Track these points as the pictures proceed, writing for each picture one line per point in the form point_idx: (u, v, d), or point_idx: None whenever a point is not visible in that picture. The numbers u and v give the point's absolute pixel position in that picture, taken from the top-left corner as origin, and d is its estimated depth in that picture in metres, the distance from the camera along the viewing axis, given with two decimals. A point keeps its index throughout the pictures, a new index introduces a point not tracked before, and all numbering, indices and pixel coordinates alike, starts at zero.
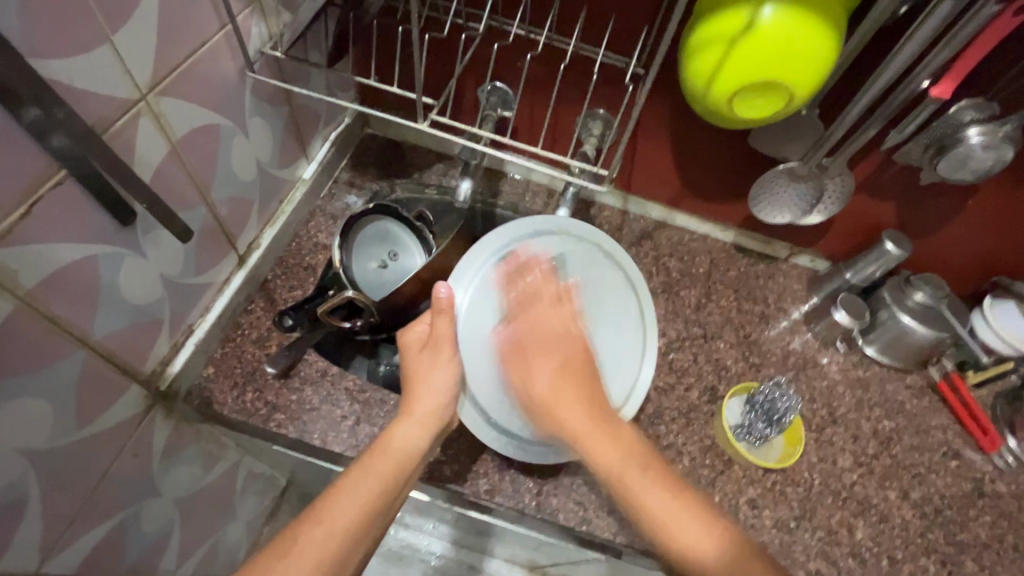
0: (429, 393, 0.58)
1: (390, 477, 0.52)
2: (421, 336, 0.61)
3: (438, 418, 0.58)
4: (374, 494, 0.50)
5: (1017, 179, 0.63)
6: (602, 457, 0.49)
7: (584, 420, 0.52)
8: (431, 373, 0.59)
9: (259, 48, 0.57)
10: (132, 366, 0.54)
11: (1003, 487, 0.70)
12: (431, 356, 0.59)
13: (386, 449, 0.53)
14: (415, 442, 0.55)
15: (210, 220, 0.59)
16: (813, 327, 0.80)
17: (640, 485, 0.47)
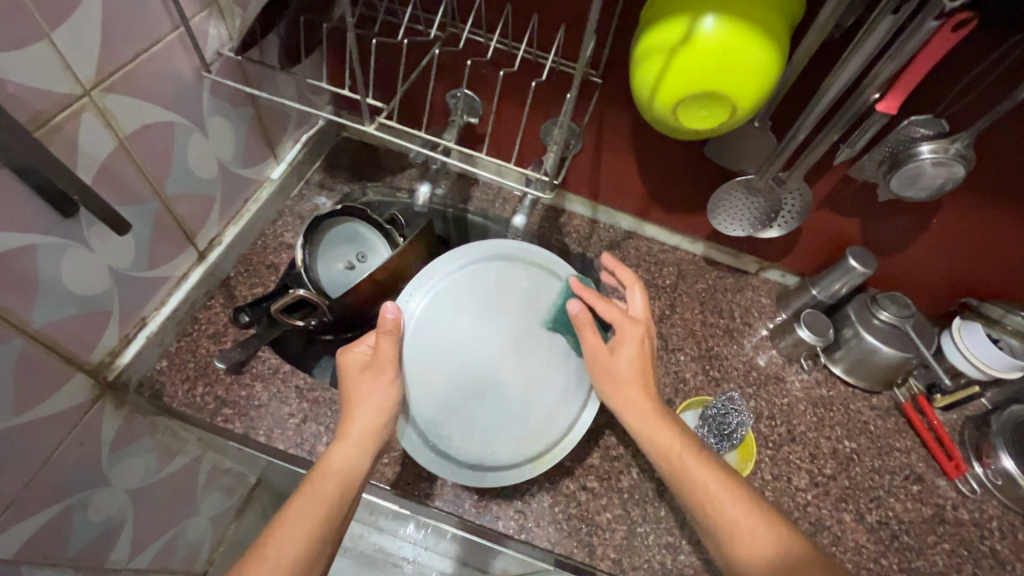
0: (366, 413, 0.53)
1: (328, 503, 0.49)
2: (360, 352, 0.56)
3: (378, 436, 0.54)
4: (316, 521, 0.48)
5: (977, 199, 0.61)
6: (718, 504, 0.49)
7: (696, 462, 0.52)
8: (368, 392, 0.54)
9: (217, 49, 0.58)
10: (76, 356, 0.55)
11: (965, 514, 0.68)
12: (369, 371, 0.55)
13: (324, 471, 0.50)
14: (353, 460, 0.52)
15: (164, 216, 0.60)
16: (778, 343, 0.78)
17: (742, 524, 0.48)
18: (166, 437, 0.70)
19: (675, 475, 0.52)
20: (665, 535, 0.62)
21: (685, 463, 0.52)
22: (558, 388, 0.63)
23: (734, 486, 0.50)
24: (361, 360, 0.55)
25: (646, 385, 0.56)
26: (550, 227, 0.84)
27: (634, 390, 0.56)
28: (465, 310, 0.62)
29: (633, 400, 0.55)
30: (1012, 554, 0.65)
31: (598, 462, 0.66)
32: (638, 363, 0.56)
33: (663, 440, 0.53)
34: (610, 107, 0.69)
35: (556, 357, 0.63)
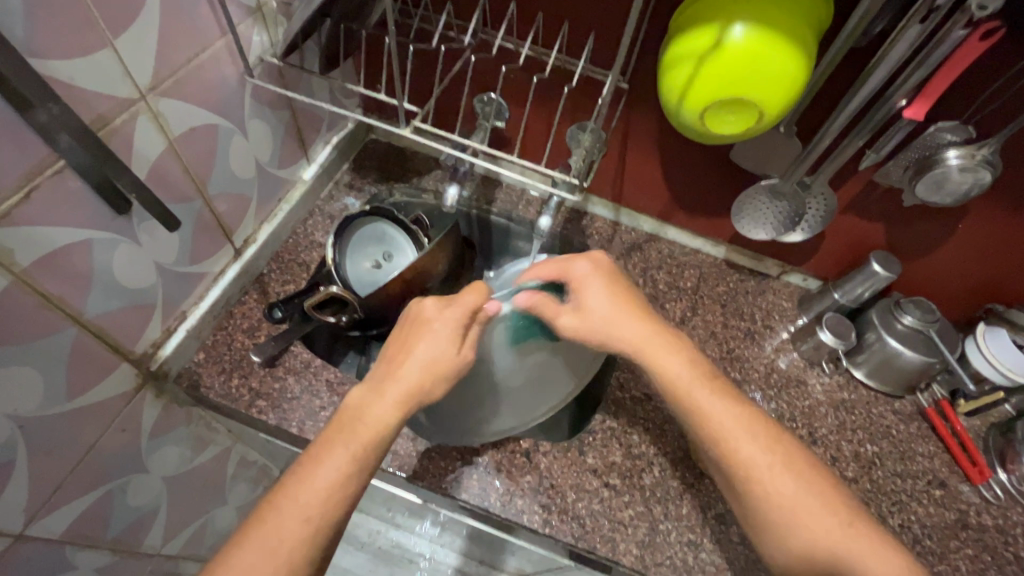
0: (421, 371, 0.51)
1: (360, 465, 0.47)
2: (457, 323, 0.54)
3: (424, 395, 0.51)
4: (349, 473, 0.46)
5: (1003, 205, 0.61)
6: (771, 479, 0.51)
7: (747, 436, 0.52)
8: (436, 360, 0.52)
9: (259, 55, 0.61)
10: (123, 345, 0.58)
11: (989, 520, 0.67)
12: (452, 350, 0.53)
13: (364, 431, 0.48)
14: (393, 427, 0.49)
15: (206, 213, 0.63)
16: (799, 346, 0.78)
17: (807, 513, 0.49)
18: (200, 427, 0.72)
19: (726, 462, 0.52)
20: (686, 533, 0.63)
21: (734, 443, 0.52)
22: (542, 395, 0.67)
23: (795, 467, 0.52)
24: (448, 329, 0.53)
25: (634, 313, 0.58)
26: (573, 229, 0.86)
27: (621, 326, 0.57)
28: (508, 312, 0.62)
29: (628, 333, 0.56)
30: None
31: (620, 460, 0.67)
32: (615, 305, 0.58)
33: (702, 406, 0.54)
34: (635, 111, 0.70)
35: (552, 369, 0.67)
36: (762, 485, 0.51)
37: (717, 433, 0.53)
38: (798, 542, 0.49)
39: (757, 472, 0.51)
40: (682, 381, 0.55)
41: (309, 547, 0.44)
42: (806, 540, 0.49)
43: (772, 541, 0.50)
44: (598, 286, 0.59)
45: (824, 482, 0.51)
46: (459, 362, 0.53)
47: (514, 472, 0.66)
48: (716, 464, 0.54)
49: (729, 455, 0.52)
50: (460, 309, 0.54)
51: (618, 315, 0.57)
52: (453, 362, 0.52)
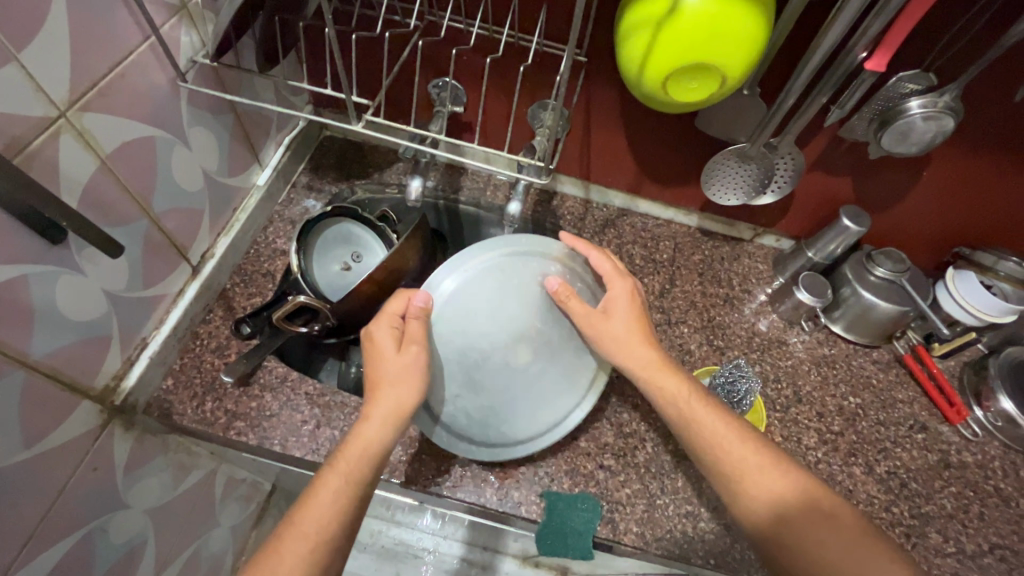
0: (388, 387, 0.53)
1: (355, 477, 0.50)
2: (392, 330, 0.56)
3: (400, 410, 0.53)
4: (344, 494, 0.48)
5: (966, 149, 0.62)
6: (731, 450, 0.52)
7: (706, 412, 0.55)
8: (397, 374, 0.54)
9: (191, 57, 0.56)
10: (80, 382, 0.54)
11: (969, 457, 0.70)
12: (395, 353, 0.55)
13: (351, 451, 0.51)
14: (383, 437, 0.52)
15: (155, 233, 0.59)
16: (778, 308, 0.78)
17: (756, 470, 0.51)
18: (178, 454, 0.69)
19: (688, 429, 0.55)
20: (683, 504, 0.64)
21: (695, 416, 0.55)
22: (559, 378, 0.64)
23: (743, 435, 0.54)
24: (388, 337, 0.55)
25: (645, 339, 0.60)
26: (544, 211, 0.84)
27: (633, 349, 0.59)
28: (481, 297, 0.59)
29: (634, 357, 0.58)
30: (1015, 491, 0.68)
31: (612, 440, 0.67)
32: (627, 326, 0.60)
33: (659, 382, 0.57)
34: (595, 85, 0.68)
35: (563, 351, 0.63)
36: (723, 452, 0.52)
37: (682, 409, 0.56)
38: (764, 509, 0.50)
39: (714, 440, 0.53)
40: (653, 364, 0.58)
41: (314, 561, 0.45)
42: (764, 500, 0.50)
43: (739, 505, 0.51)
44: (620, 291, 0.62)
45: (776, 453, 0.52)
46: (407, 360, 0.54)
47: (508, 464, 0.66)
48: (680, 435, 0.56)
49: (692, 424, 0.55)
50: (385, 321, 0.56)
51: (627, 334, 0.59)
52: (411, 370, 0.54)
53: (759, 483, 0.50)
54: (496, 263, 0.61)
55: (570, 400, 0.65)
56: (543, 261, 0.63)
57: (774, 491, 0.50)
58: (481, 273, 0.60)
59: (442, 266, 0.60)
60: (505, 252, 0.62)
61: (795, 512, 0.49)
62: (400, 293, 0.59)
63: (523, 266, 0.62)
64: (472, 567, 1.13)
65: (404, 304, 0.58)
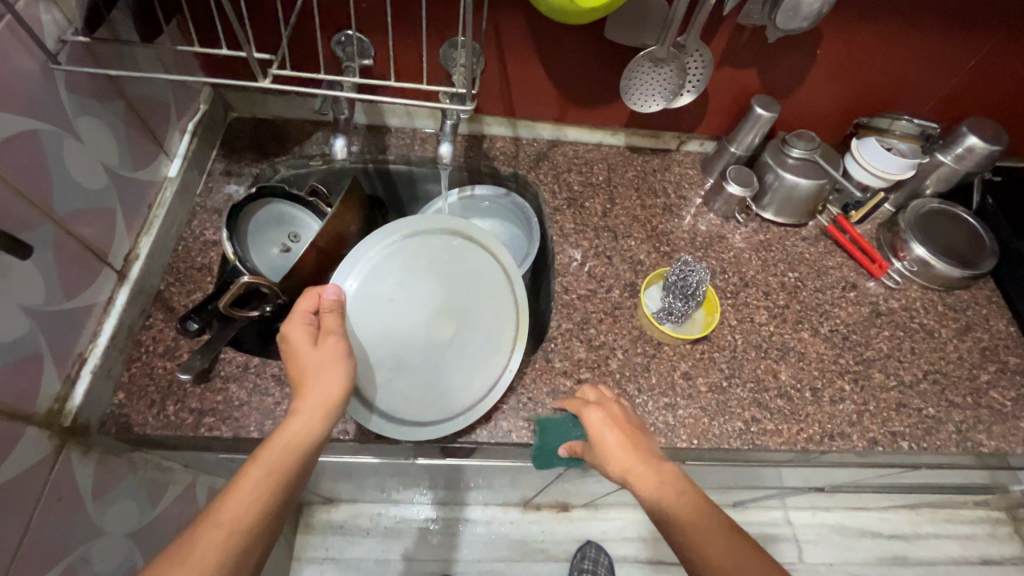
0: (312, 378, 0.51)
1: (281, 469, 0.45)
2: (306, 326, 0.55)
3: (332, 400, 0.51)
4: (268, 485, 0.44)
5: (850, 18, 0.67)
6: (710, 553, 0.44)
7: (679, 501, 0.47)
8: (320, 364, 0.52)
9: (58, 37, 0.51)
10: (19, 409, 0.50)
11: (895, 302, 0.78)
12: (311, 346, 0.54)
13: (275, 440, 0.47)
14: (313, 428, 0.49)
15: (65, 240, 0.54)
16: (713, 206, 0.83)
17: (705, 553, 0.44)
18: (149, 470, 0.66)
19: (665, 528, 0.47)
20: (661, 398, 0.67)
21: (673, 516, 0.46)
22: (481, 341, 0.68)
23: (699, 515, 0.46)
24: (302, 332, 0.54)
25: (637, 451, 0.51)
26: (476, 155, 0.83)
27: (628, 465, 0.50)
28: (390, 282, 0.64)
29: (623, 468, 0.50)
30: (936, 323, 0.76)
31: (585, 354, 0.70)
32: (620, 438, 0.52)
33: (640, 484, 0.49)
34: (501, 12, 0.67)
35: (476, 317, 0.68)
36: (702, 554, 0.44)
37: (660, 509, 0.47)
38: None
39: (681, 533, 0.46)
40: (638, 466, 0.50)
41: (225, 553, 0.40)
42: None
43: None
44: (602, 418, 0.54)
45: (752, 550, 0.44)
46: (324, 349, 0.53)
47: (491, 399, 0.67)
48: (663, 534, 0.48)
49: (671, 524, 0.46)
50: (298, 319, 0.55)
51: (616, 445, 0.52)
52: (332, 358, 0.53)
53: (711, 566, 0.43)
54: (398, 248, 0.66)
55: (498, 360, 0.67)
56: (443, 237, 0.68)
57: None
58: (385, 259, 0.65)
59: (341, 266, 0.63)
60: (404, 239, 0.66)
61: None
62: (309, 291, 0.58)
63: (423, 246, 0.67)
64: (478, 522, 1.16)
65: (316, 300, 0.58)
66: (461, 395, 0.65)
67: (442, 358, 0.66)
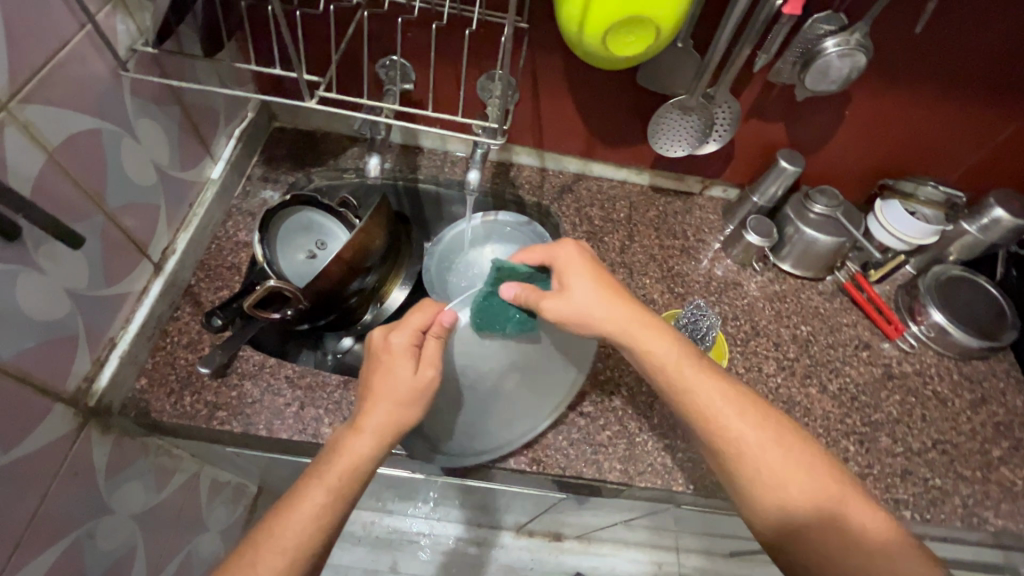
0: (384, 406, 0.50)
1: (340, 494, 0.47)
2: (410, 346, 0.53)
3: (396, 432, 0.50)
4: (327, 511, 0.46)
5: (878, 84, 0.68)
6: (767, 464, 0.50)
7: (729, 408, 0.52)
8: (405, 392, 0.51)
9: (130, 46, 0.55)
10: (50, 385, 0.53)
11: (909, 367, 0.77)
12: (409, 372, 0.52)
13: (338, 465, 0.47)
14: (373, 456, 0.49)
15: (111, 230, 0.58)
16: (731, 252, 0.84)
17: (774, 466, 0.49)
18: (160, 456, 0.68)
19: (706, 429, 0.52)
20: (661, 439, 0.68)
21: (725, 423, 0.52)
22: (531, 401, 0.66)
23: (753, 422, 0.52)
24: (402, 353, 0.52)
25: (616, 296, 0.58)
26: (502, 182, 0.86)
27: (606, 308, 0.57)
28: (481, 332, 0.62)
29: (607, 316, 0.57)
30: (950, 392, 0.75)
31: (589, 388, 0.71)
32: (597, 292, 0.58)
33: (671, 372, 0.55)
34: (539, 52, 0.71)
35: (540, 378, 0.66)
36: (751, 462, 0.50)
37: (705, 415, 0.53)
38: (775, 503, 0.49)
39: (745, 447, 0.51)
40: (666, 359, 0.55)
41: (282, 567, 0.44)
42: (788, 510, 0.48)
43: (755, 514, 0.50)
44: (581, 267, 0.59)
45: (830, 462, 0.50)
46: (419, 381, 0.51)
47: None
48: (694, 432, 0.54)
49: (717, 431, 0.52)
50: (407, 335, 0.53)
51: (589, 290, 0.58)
52: (419, 392, 0.51)
53: (770, 474, 0.49)
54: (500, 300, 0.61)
55: (535, 422, 0.66)
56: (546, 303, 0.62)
57: (782, 477, 0.49)
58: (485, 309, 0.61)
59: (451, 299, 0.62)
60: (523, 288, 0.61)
61: (818, 519, 0.47)
62: (427, 306, 0.56)
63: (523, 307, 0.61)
64: (468, 543, 1.16)
65: (430, 317, 0.55)
66: (488, 441, 0.66)
67: (489, 407, 0.65)
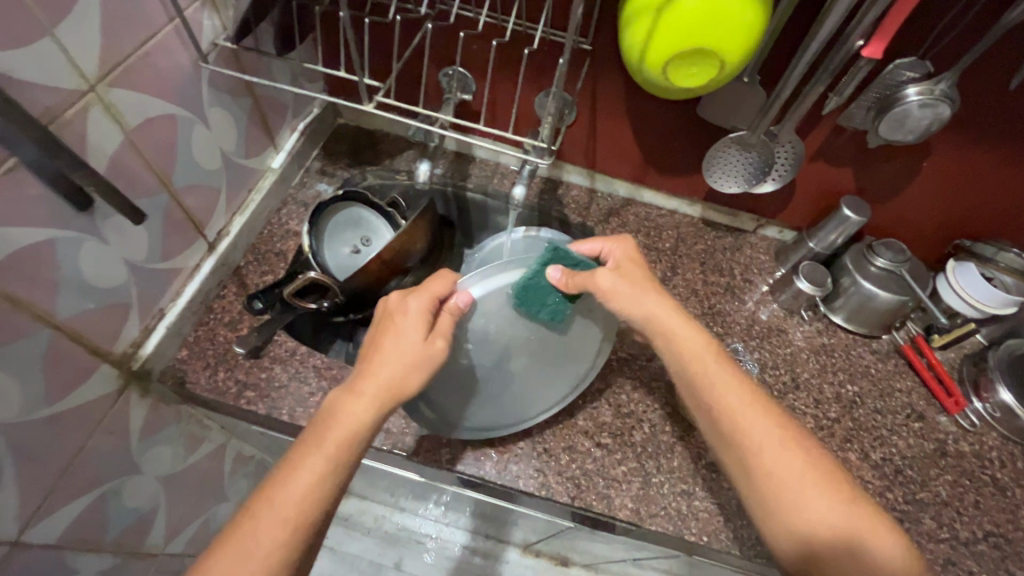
0: (387, 367, 0.49)
1: (336, 462, 0.45)
2: (426, 314, 0.51)
3: (395, 398, 0.49)
4: (325, 476, 0.44)
5: (963, 138, 0.63)
6: (799, 493, 0.47)
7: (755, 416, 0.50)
8: (408, 357, 0.49)
9: (212, 40, 0.59)
10: (101, 346, 0.57)
11: (967, 446, 0.70)
12: (417, 337, 0.50)
13: (337, 429, 0.46)
14: (371, 422, 0.47)
15: (174, 208, 0.62)
16: (779, 297, 0.79)
17: (816, 495, 0.47)
18: (191, 425, 0.72)
19: (728, 441, 0.51)
20: (679, 483, 0.65)
21: (764, 448, 0.49)
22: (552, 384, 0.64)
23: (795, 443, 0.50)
24: (415, 318, 0.51)
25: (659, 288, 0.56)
26: (549, 199, 0.85)
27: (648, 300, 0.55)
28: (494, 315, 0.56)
29: (651, 310, 0.54)
30: (1012, 481, 0.68)
31: (611, 420, 0.69)
32: (638, 282, 0.55)
33: (714, 381, 0.52)
34: (600, 74, 0.70)
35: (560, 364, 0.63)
36: (775, 475, 0.48)
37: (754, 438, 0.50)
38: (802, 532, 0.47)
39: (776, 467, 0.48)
40: (696, 353, 0.53)
41: (281, 544, 0.42)
42: (804, 531, 0.46)
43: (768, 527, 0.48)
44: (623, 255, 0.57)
45: (844, 483, 0.48)
46: (426, 351, 0.50)
47: (507, 440, 0.68)
48: (717, 437, 0.52)
49: (741, 440, 0.50)
50: (424, 297, 0.52)
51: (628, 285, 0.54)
52: (424, 358, 0.50)
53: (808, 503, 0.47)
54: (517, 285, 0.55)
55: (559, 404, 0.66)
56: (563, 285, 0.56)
57: (819, 506, 0.47)
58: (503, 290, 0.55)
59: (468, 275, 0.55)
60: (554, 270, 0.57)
61: (832, 542, 0.46)
62: (445, 274, 0.54)
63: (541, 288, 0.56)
64: (474, 553, 1.15)
65: (446, 284, 0.53)
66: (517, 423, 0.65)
67: (512, 393, 0.62)
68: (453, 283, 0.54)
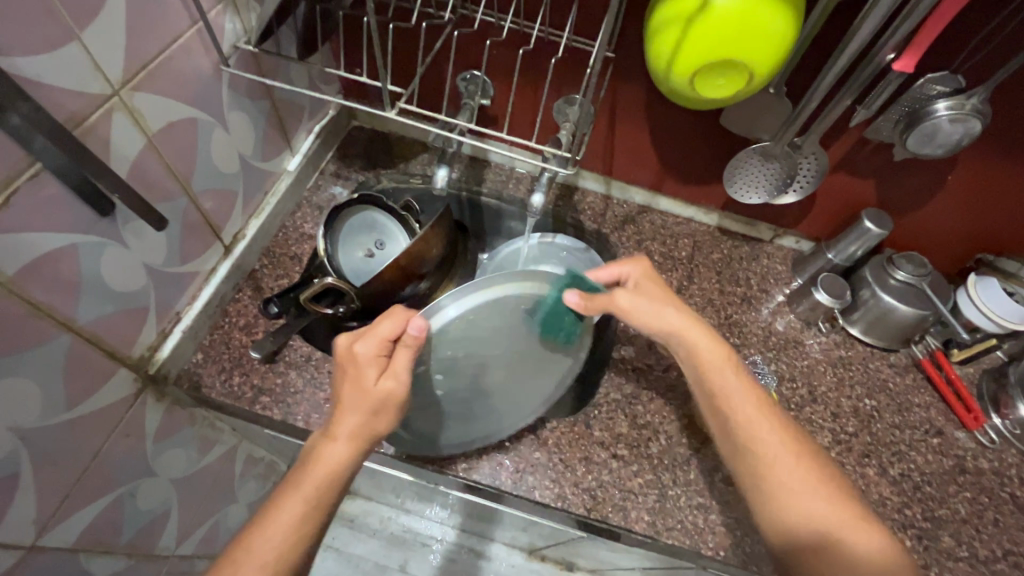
0: (350, 412, 0.48)
1: (311, 507, 0.46)
2: (377, 356, 0.49)
3: (367, 438, 0.49)
4: (303, 523, 0.45)
5: (990, 154, 0.62)
6: (796, 494, 0.49)
7: (768, 425, 0.52)
8: (369, 401, 0.48)
9: (234, 43, 0.58)
10: (119, 351, 0.57)
11: (986, 463, 0.69)
12: (374, 381, 0.49)
13: (309, 474, 0.46)
14: (344, 463, 0.47)
15: (192, 211, 0.62)
16: (796, 308, 0.79)
17: (815, 499, 0.48)
18: (204, 428, 0.72)
19: (740, 441, 0.52)
20: (695, 497, 0.64)
21: (770, 450, 0.51)
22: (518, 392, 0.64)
23: (796, 447, 0.51)
24: (368, 363, 0.49)
25: (673, 298, 0.57)
26: (565, 206, 0.85)
27: (660, 309, 0.55)
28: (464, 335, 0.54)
29: (665, 321, 0.55)
30: None
31: (627, 431, 0.68)
32: (654, 297, 0.56)
33: (728, 388, 0.53)
34: (621, 82, 0.69)
35: (528, 377, 0.63)
36: (777, 476, 0.50)
37: (761, 440, 0.51)
38: (797, 526, 0.48)
39: (778, 466, 0.50)
40: (713, 362, 0.54)
41: None
42: (800, 531, 0.48)
43: (764, 522, 0.50)
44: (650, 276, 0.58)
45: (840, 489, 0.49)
46: (384, 394, 0.48)
47: (523, 450, 0.67)
48: (726, 437, 0.53)
49: (752, 439, 0.51)
50: (374, 342, 0.49)
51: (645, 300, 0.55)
52: (389, 401, 0.49)
53: (805, 504, 0.48)
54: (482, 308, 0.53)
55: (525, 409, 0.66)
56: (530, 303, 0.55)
57: (819, 510, 0.48)
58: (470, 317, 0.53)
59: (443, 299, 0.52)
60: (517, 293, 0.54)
61: (821, 537, 0.47)
62: (395, 311, 0.50)
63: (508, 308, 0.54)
64: (480, 557, 1.14)
65: (400, 323, 0.50)
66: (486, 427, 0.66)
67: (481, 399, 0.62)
68: (405, 317, 0.49)
